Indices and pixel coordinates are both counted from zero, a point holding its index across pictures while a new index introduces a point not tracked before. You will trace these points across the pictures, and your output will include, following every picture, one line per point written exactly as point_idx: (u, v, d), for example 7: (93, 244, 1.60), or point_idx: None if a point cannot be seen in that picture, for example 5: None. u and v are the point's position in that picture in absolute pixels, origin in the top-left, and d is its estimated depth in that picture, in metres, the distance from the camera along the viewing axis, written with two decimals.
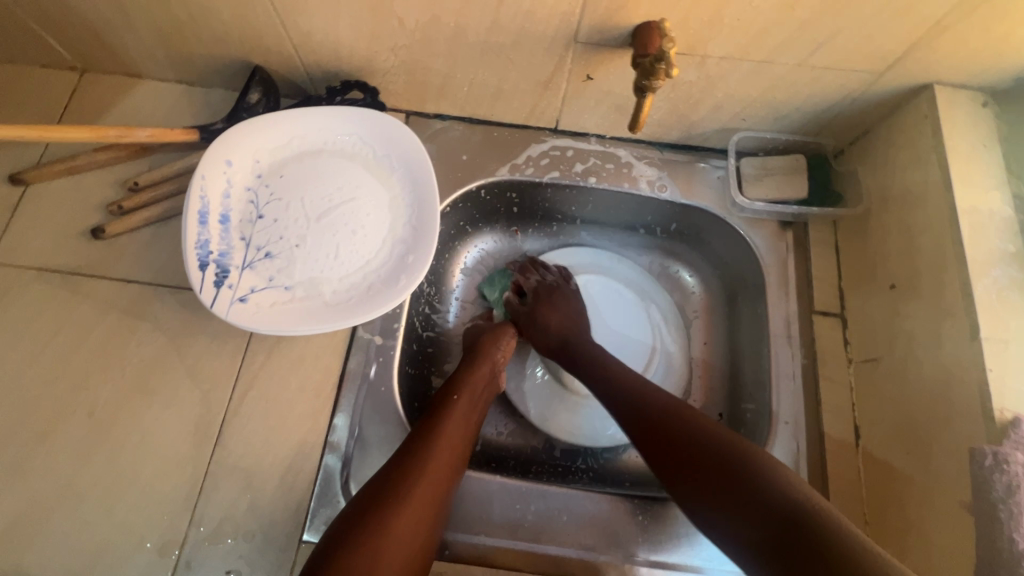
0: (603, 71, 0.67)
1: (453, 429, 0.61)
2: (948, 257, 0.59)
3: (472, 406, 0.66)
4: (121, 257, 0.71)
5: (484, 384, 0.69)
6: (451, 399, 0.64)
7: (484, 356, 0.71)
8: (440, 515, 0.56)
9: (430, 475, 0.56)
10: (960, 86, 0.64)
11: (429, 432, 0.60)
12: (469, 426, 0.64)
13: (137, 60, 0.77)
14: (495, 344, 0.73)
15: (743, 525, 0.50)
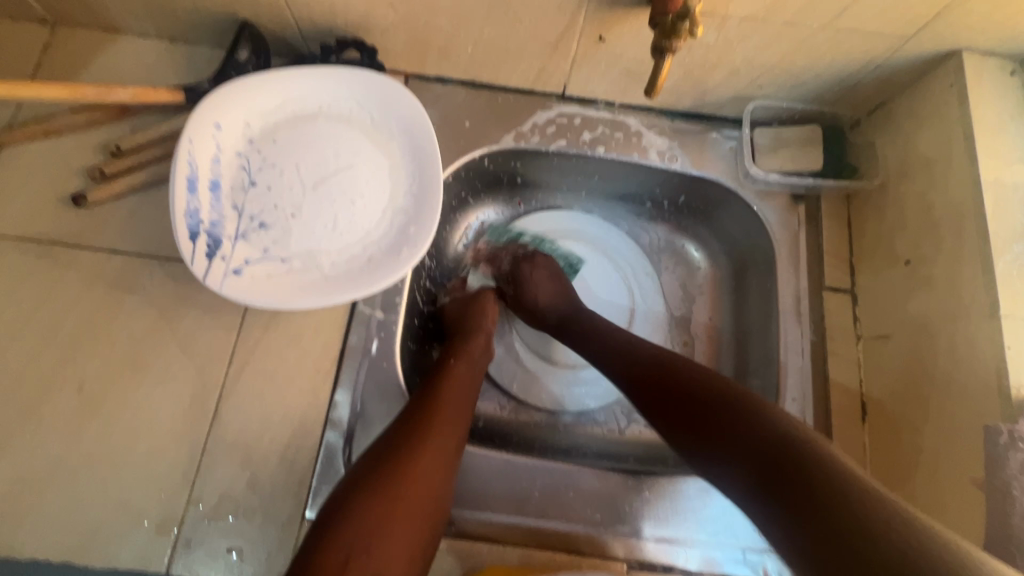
0: (617, 32, 0.63)
1: (455, 387, 0.61)
2: (970, 232, 0.57)
3: (472, 365, 0.65)
4: (106, 227, 0.67)
5: (482, 344, 0.68)
6: (450, 363, 0.64)
7: (479, 321, 0.71)
8: (451, 476, 0.55)
9: (436, 429, 0.55)
10: (988, 53, 0.61)
11: (431, 391, 0.59)
12: (472, 388, 0.63)
13: (114, 14, 0.71)
14: (483, 314, 0.72)
15: (736, 467, 0.49)
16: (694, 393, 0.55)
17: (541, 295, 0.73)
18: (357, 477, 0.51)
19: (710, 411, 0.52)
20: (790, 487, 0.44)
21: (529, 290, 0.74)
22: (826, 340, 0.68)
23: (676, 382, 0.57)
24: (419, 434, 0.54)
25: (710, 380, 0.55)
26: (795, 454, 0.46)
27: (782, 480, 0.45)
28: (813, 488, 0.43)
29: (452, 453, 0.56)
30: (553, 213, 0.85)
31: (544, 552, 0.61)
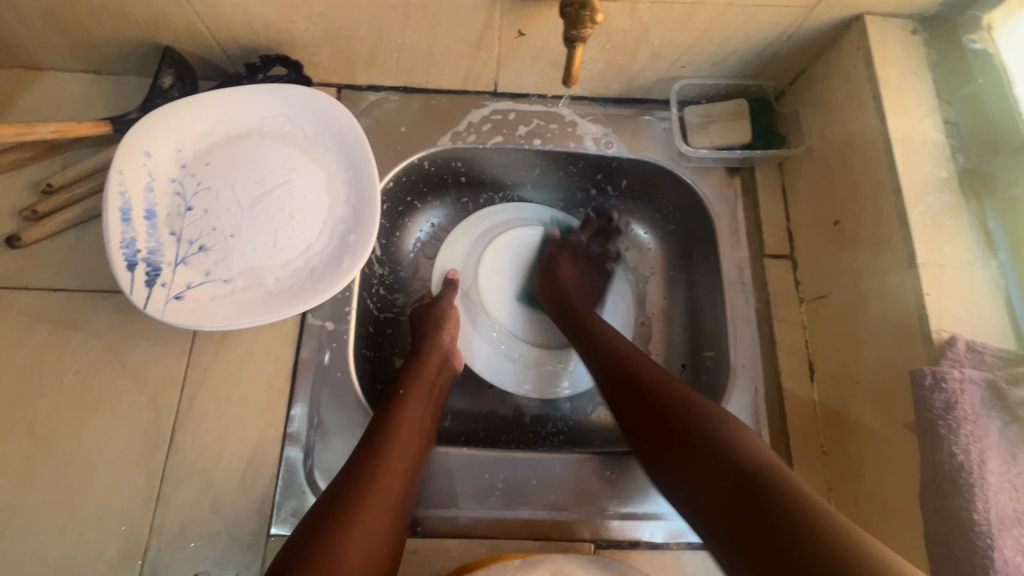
0: (535, 25, 0.64)
1: (417, 404, 0.62)
2: (887, 187, 0.59)
3: (434, 381, 0.66)
4: (44, 265, 0.66)
5: (442, 357, 0.69)
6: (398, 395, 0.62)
7: (432, 343, 0.69)
8: (400, 525, 0.54)
9: (399, 450, 0.57)
10: (889, 15, 0.63)
11: (393, 411, 0.60)
12: (424, 421, 0.61)
13: (33, 50, 0.71)
14: (440, 328, 0.70)
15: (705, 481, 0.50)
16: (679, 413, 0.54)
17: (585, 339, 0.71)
18: (322, 507, 0.51)
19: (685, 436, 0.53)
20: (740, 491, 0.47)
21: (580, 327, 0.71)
22: (770, 306, 0.70)
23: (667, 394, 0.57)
24: (385, 456, 0.55)
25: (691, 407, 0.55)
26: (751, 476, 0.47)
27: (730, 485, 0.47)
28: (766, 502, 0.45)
29: (414, 472, 0.57)
30: (507, 207, 0.85)
31: (513, 540, 0.62)
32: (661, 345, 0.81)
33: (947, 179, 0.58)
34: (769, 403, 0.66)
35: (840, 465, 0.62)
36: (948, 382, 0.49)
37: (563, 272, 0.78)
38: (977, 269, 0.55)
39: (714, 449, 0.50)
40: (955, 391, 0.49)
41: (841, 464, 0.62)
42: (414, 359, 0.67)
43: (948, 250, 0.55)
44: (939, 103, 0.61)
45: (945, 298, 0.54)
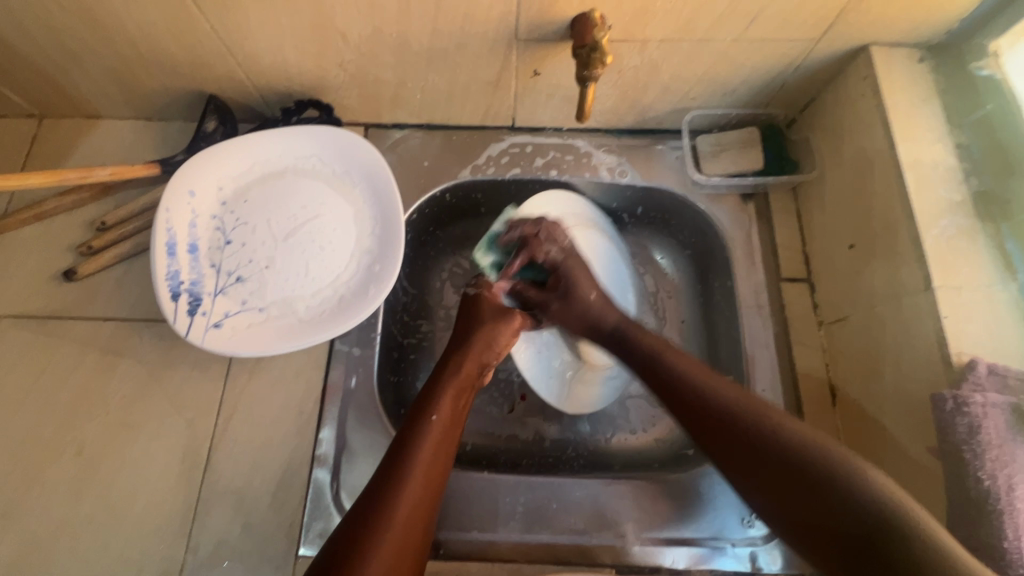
0: (550, 64, 0.68)
1: (444, 423, 0.59)
2: (900, 209, 0.60)
3: (462, 392, 0.63)
4: (95, 296, 0.72)
5: (479, 367, 0.65)
6: (427, 421, 0.58)
7: (466, 358, 0.65)
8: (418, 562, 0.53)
9: (422, 472, 0.55)
10: (895, 45, 0.65)
11: (417, 440, 0.57)
12: (448, 451, 0.58)
13: (93, 101, 0.78)
14: (488, 344, 0.66)
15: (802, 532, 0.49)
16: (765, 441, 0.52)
17: (598, 306, 0.69)
18: (343, 541, 0.49)
19: (772, 466, 0.51)
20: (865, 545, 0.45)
21: (580, 285, 0.70)
22: (788, 329, 0.71)
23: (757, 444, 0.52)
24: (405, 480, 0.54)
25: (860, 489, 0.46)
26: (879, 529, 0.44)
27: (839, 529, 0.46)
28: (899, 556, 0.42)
29: (435, 496, 0.56)
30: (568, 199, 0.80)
31: (533, 564, 0.62)
32: None
33: (961, 202, 0.59)
34: None
35: None
36: (971, 407, 0.49)
37: (580, 284, 0.70)
38: (997, 291, 0.55)
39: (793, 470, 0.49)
40: (978, 415, 0.49)
41: None
42: (450, 368, 0.64)
43: (965, 273, 0.56)
44: (949, 129, 0.62)
45: (964, 321, 0.54)
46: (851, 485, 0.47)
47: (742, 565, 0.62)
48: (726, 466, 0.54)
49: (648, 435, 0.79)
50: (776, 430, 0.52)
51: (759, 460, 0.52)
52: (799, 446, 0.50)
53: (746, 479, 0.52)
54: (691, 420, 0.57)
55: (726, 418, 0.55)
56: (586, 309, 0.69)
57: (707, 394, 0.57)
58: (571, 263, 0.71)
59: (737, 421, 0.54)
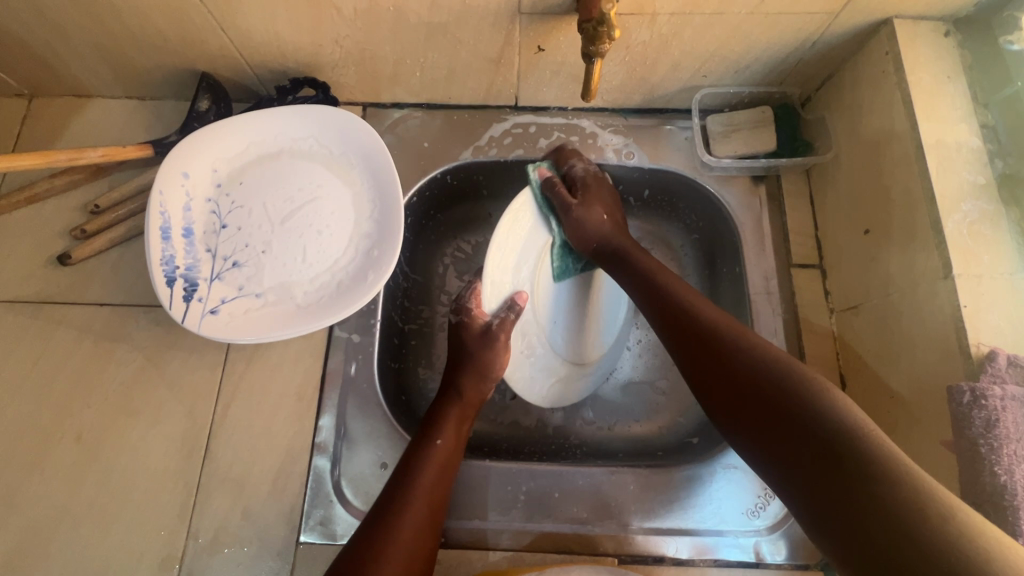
0: (554, 40, 0.65)
1: (449, 448, 0.60)
2: (919, 192, 0.57)
3: (464, 419, 0.65)
4: (90, 281, 0.70)
5: (481, 397, 0.68)
6: (433, 444, 0.60)
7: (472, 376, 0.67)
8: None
9: (427, 491, 0.56)
10: (919, 18, 0.62)
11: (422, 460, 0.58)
12: (451, 471, 0.60)
13: (83, 79, 0.75)
14: (485, 372, 0.67)
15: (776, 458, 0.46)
16: (737, 361, 0.51)
17: (609, 227, 0.68)
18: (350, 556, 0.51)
19: (743, 376, 0.50)
20: (831, 467, 0.41)
21: (593, 206, 0.68)
22: (798, 317, 0.69)
23: (741, 365, 0.50)
24: (410, 501, 0.55)
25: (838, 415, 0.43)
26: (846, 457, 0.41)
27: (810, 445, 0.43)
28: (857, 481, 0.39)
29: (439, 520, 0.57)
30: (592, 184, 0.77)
31: (535, 554, 0.62)
32: None
33: (985, 185, 0.56)
34: None
35: None
36: (988, 400, 0.47)
37: (591, 207, 0.68)
38: (1019, 280, 0.53)
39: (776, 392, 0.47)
40: (996, 408, 0.47)
41: None
42: (453, 396, 0.66)
43: (987, 259, 0.53)
44: (974, 108, 0.59)
45: (983, 309, 0.52)
46: (828, 408, 0.44)
47: (746, 556, 0.61)
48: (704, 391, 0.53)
49: (653, 423, 0.77)
50: (753, 346, 0.51)
51: (732, 381, 0.51)
52: (770, 361, 0.50)
53: (721, 405, 0.51)
54: (676, 338, 0.57)
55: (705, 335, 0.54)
56: (597, 232, 0.68)
57: (692, 314, 0.57)
58: (591, 181, 0.70)
59: (715, 339, 0.54)
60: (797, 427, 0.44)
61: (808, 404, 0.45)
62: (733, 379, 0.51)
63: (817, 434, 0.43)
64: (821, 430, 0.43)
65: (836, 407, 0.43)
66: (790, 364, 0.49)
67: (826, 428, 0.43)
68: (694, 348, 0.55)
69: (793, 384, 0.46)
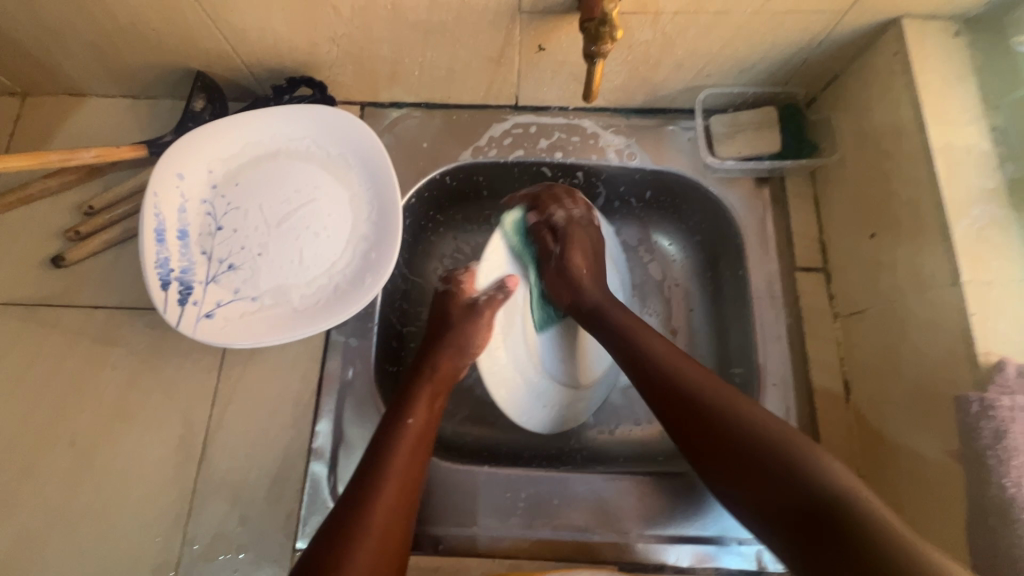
0: (555, 39, 0.64)
1: (423, 422, 0.59)
2: (927, 197, 0.56)
3: (437, 396, 0.63)
4: (85, 283, 0.69)
5: (453, 372, 0.66)
6: (405, 423, 0.58)
7: (445, 356, 0.66)
8: (400, 553, 0.52)
9: (402, 473, 0.55)
10: (928, 17, 0.60)
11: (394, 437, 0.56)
12: (424, 447, 0.58)
13: (77, 78, 0.74)
14: (464, 346, 0.67)
15: (766, 520, 0.48)
16: (729, 428, 0.51)
17: (587, 279, 0.69)
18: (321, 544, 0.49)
19: (731, 440, 0.51)
20: (823, 534, 0.44)
21: (572, 253, 0.70)
22: (802, 321, 0.68)
23: (732, 426, 0.51)
24: (383, 481, 0.53)
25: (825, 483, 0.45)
26: (834, 513, 0.44)
27: (799, 510, 0.46)
28: (847, 545, 0.42)
29: (414, 496, 0.55)
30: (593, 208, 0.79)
31: (534, 561, 0.61)
32: None
33: (994, 190, 0.55)
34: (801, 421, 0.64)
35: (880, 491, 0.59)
36: (997, 411, 0.47)
37: (572, 255, 0.70)
38: None
39: (762, 454, 0.49)
40: (1004, 419, 0.46)
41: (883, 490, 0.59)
42: (426, 371, 0.65)
43: (996, 266, 0.52)
44: (984, 110, 0.58)
45: (992, 317, 0.51)
46: (820, 466, 0.46)
47: (747, 564, 0.61)
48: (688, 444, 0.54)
49: (654, 428, 0.76)
50: (742, 414, 0.51)
51: (717, 442, 0.52)
52: (757, 427, 0.50)
53: (705, 463, 0.53)
54: (658, 394, 0.57)
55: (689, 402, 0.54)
56: (578, 287, 0.69)
57: (677, 372, 0.57)
58: (573, 228, 0.71)
59: (706, 405, 0.53)
60: (792, 498, 0.46)
61: (796, 466, 0.47)
62: (721, 446, 0.51)
63: (807, 496, 0.45)
64: (808, 489, 0.46)
65: (825, 467, 0.46)
66: (779, 430, 0.50)
67: (813, 494, 0.45)
68: (678, 407, 0.55)
69: (775, 446, 0.49)
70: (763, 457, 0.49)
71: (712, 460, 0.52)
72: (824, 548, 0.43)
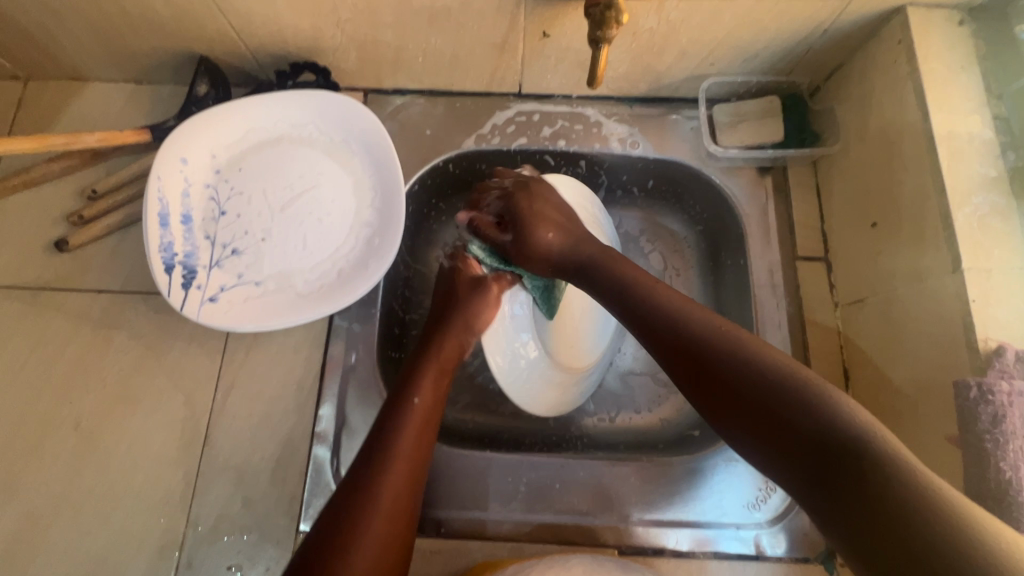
0: (560, 26, 0.64)
1: (427, 402, 0.59)
2: (930, 185, 0.56)
3: (442, 375, 0.62)
4: (88, 268, 0.70)
5: (458, 352, 0.66)
6: (409, 403, 0.58)
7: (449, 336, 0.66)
8: (408, 534, 0.52)
9: (408, 453, 0.54)
10: (933, 6, 0.60)
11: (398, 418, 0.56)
12: (430, 427, 0.58)
13: (80, 62, 0.74)
14: (469, 325, 0.67)
15: (776, 471, 0.39)
16: (726, 367, 0.43)
17: (554, 238, 0.63)
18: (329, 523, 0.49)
19: (730, 380, 0.42)
20: (843, 491, 0.34)
21: (535, 225, 0.64)
22: (802, 310, 0.68)
23: (732, 368, 0.42)
24: (389, 462, 0.53)
25: (843, 425, 0.36)
26: (857, 468, 0.34)
27: (811, 462, 0.36)
28: (876, 503, 0.33)
29: (420, 477, 0.55)
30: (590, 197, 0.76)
31: (536, 544, 0.62)
32: None
33: (996, 178, 0.55)
34: None
35: None
36: (996, 396, 0.47)
37: (539, 221, 0.65)
38: None
39: (772, 399, 0.39)
40: (1004, 405, 0.47)
41: None
42: (430, 352, 0.64)
43: (997, 254, 0.52)
44: (987, 98, 0.58)
45: (992, 304, 0.51)
46: (835, 408, 0.37)
47: (746, 548, 0.61)
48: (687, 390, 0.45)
49: (654, 415, 0.77)
50: (746, 348, 0.43)
51: (720, 385, 0.42)
52: (766, 364, 0.41)
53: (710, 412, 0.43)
54: (656, 334, 0.49)
55: (688, 341, 0.46)
56: (548, 253, 0.63)
57: (671, 307, 0.49)
58: (522, 191, 0.67)
59: (701, 343, 0.45)
60: (804, 443, 0.37)
61: (810, 407, 0.38)
62: (726, 390, 0.42)
63: (824, 445, 0.36)
64: (829, 437, 0.36)
65: (842, 410, 0.37)
66: (783, 366, 0.41)
67: (834, 439, 0.36)
68: (675, 349, 0.47)
69: (785, 387, 0.39)
70: (770, 398, 0.39)
71: (716, 407, 0.43)
72: (846, 505, 0.34)
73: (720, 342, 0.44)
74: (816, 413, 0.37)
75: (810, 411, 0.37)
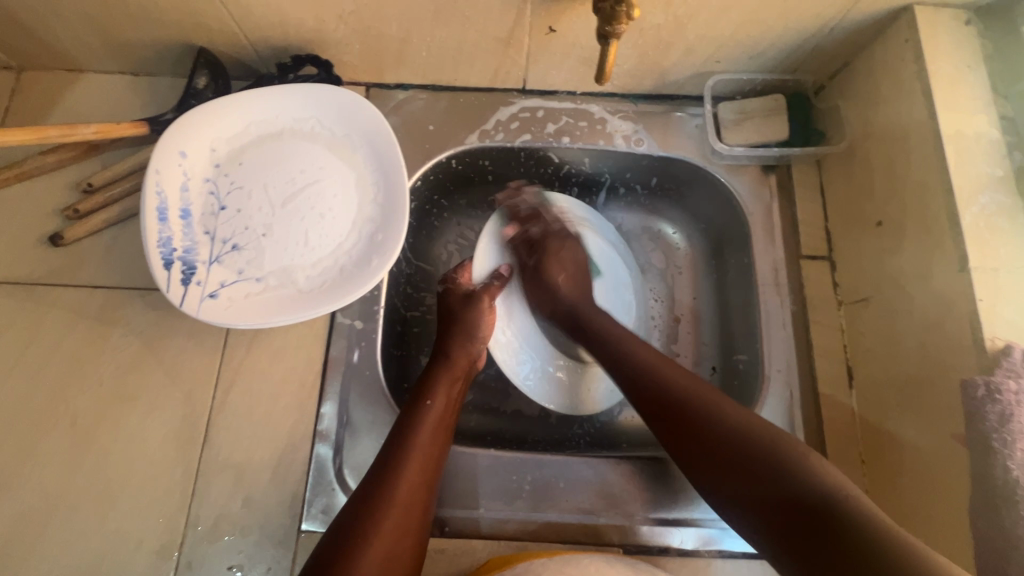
0: (567, 20, 0.63)
1: (441, 410, 0.60)
2: (936, 184, 0.56)
3: (455, 381, 0.64)
4: (84, 263, 0.68)
5: (469, 360, 0.67)
6: (423, 404, 0.59)
7: (460, 342, 0.67)
8: (421, 537, 0.52)
9: (422, 455, 0.55)
10: (940, 5, 0.60)
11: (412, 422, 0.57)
12: (443, 431, 0.59)
13: (75, 53, 0.72)
14: (471, 335, 0.67)
15: (758, 517, 0.48)
16: (713, 430, 0.52)
17: (564, 286, 0.71)
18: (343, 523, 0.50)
19: (720, 441, 0.51)
20: (818, 536, 0.43)
21: (550, 267, 0.72)
22: (806, 309, 0.68)
23: (721, 433, 0.52)
24: (403, 464, 0.54)
25: (812, 478, 0.46)
26: (828, 515, 0.44)
27: (790, 512, 0.46)
28: (845, 545, 0.42)
29: (433, 481, 0.55)
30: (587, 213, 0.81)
31: (541, 543, 0.61)
32: (690, 344, 0.79)
33: (1003, 178, 0.55)
34: (805, 407, 0.64)
35: (882, 475, 0.60)
36: (1003, 395, 0.48)
37: (554, 269, 0.72)
38: None
39: (752, 457, 0.49)
40: (1010, 403, 0.48)
41: (885, 475, 0.59)
42: (441, 361, 0.65)
43: (1004, 253, 0.53)
44: (993, 98, 0.58)
45: (1000, 304, 0.51)
46: (807, 467, 0.47)
47: (750, 547, 0.61)
48: (678, 451, 0.55)
49: None
50: (728, 413, 0.53)
51: (708, 446, 0.52)
52: (750, 427, 0.51)
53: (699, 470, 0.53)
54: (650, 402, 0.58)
55: (678, 406, 0.55)
56: (554, 296, 0.71)
57: (659, 372, 0.59)
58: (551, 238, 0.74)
59: (691, 407, 0.54)
60: (783, 496, 0.46)
61: (789, 464, 0.48)
62: (717, 451, 0.51)
63: (799, 498, 0.46)
64: (800, 488, 0.46)
65: (815, 467, 0.47)
66: (762, 430, 0.51)
67: (806, 493, 0.45)
68: (666, 412, 0.56)
69: (762, 446, 0.49)
70: (755, 457, 0.49)
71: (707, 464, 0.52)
72: (821, 547, 0.43)
73: (703, 404, 0.54)
74: (793, 472, 0.47)
75: (786, 467, 0.47)
